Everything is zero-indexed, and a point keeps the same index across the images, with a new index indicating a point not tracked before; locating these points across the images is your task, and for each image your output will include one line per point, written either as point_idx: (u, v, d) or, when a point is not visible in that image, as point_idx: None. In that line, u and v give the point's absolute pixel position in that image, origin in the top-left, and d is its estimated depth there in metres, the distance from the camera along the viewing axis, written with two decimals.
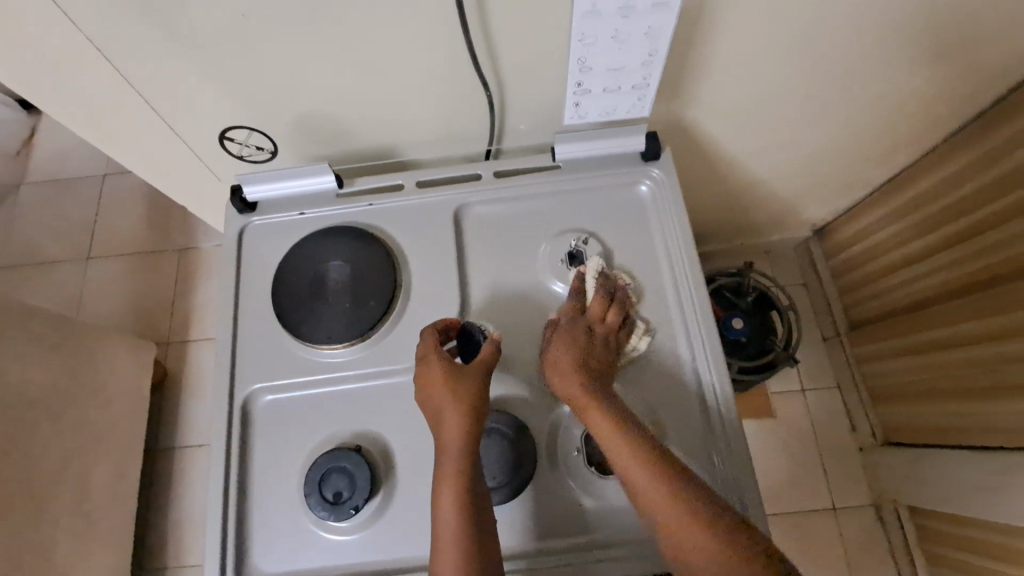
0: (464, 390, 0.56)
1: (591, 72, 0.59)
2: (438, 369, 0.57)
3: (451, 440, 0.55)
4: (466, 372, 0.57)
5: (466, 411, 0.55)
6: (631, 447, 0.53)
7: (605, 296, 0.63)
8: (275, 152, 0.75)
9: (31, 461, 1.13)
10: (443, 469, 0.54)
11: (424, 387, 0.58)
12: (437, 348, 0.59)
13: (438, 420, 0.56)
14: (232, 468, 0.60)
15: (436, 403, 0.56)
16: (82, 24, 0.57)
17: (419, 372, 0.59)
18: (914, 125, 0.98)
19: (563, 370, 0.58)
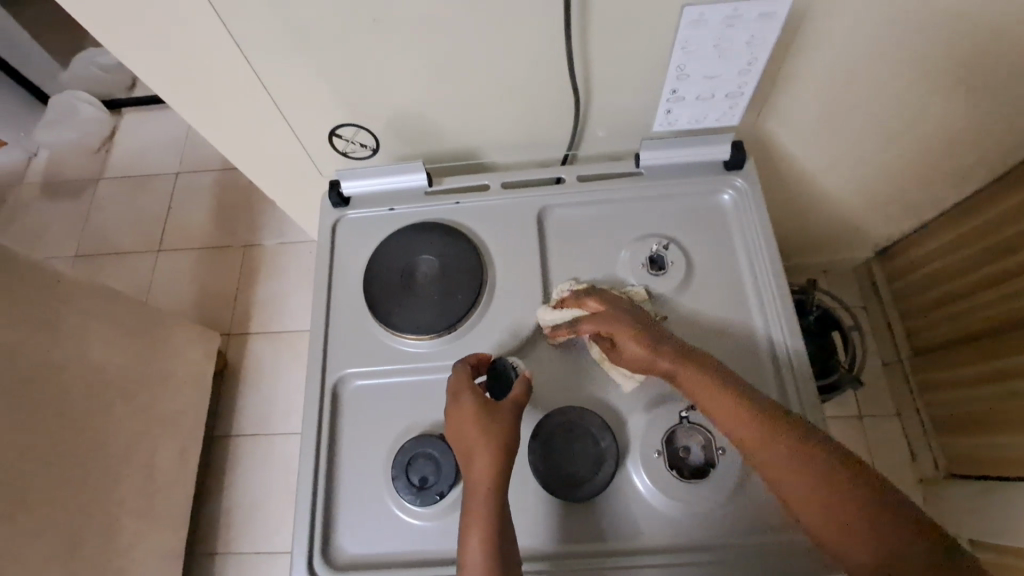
0: (494, 427, 0.56)
1: (688, 79, 0.65)
2: (471, 404, 0.57)
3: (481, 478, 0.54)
4: (496, 410, 0.57)
5: (496, 448, 0.54)
6: (700, 374, 0.56)
7: (594, 294, 0.63)
8: (377, 149, 0.79)
9: (106, 437, 1.20)
10: (472, 504, 0.53)
11: (454, 422, 0.57)
12: (470, 383, 0.59)
13: (469, 456, 0.55)
14: (321, 448, 0.62)
15: (467, 438, 0.56)
16: (232, 26, 0.62)
17: (450, 406, 0.59)
18: (998, 145, 0.95)
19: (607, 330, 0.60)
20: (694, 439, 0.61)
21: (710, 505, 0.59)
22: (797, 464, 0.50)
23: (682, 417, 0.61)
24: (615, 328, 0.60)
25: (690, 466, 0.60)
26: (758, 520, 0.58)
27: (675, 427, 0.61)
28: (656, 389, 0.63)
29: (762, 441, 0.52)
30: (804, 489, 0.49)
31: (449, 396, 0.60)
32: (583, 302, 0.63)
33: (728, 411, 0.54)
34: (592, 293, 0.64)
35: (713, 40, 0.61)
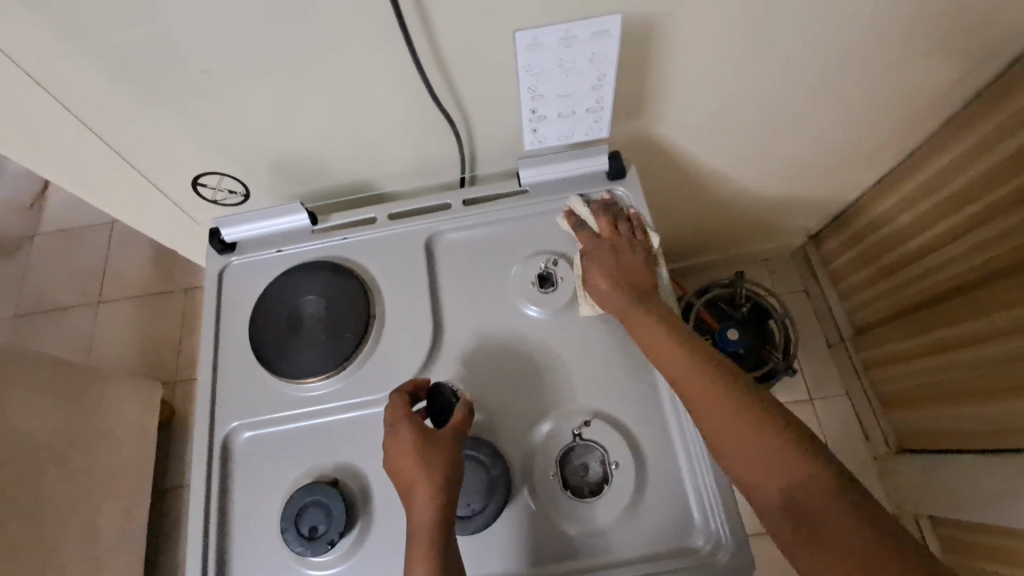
0: (433, 458, 0.55)
1: (543, 99, 0.64)
2: (409, 438, 0.56)
3: (421, 513, 0.53)
4: (435, 439, 0.56)
5: (432, 480, 0.54)
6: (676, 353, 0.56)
7: (609, 216, 0.67)
8: (247, 195, 0.78)
9: (40, 504, 1.15)
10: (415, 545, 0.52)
11: (393, 457, 0.56)
12: (408, 415, 0.58)
13: (411, 489, 0.54)
14: (212, 506, 0.61)
15: (407, 472, 0.55)
16: (51, 88, 0.61)
17: (385, 439, 0.58)
18: (893, 126, 0.97)
19: (601, 279, 0.63)
20: (593, 455, 0.60)
21: (609, 522, 0.58)
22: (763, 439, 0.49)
23: (576, 435, 0.61)
24: (606, 264, 0.64)
25: (589, 484, 0.59)
26: (659, 532, 0.58)
27: (571, 445, 0.60)
28: (554, 408, 0.62)
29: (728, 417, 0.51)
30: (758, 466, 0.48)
31: (387, 430, 0.58)
32: (597, 216, 0.67)
33: (698, 386, 0.54)
34: (609, 213, 0.68)
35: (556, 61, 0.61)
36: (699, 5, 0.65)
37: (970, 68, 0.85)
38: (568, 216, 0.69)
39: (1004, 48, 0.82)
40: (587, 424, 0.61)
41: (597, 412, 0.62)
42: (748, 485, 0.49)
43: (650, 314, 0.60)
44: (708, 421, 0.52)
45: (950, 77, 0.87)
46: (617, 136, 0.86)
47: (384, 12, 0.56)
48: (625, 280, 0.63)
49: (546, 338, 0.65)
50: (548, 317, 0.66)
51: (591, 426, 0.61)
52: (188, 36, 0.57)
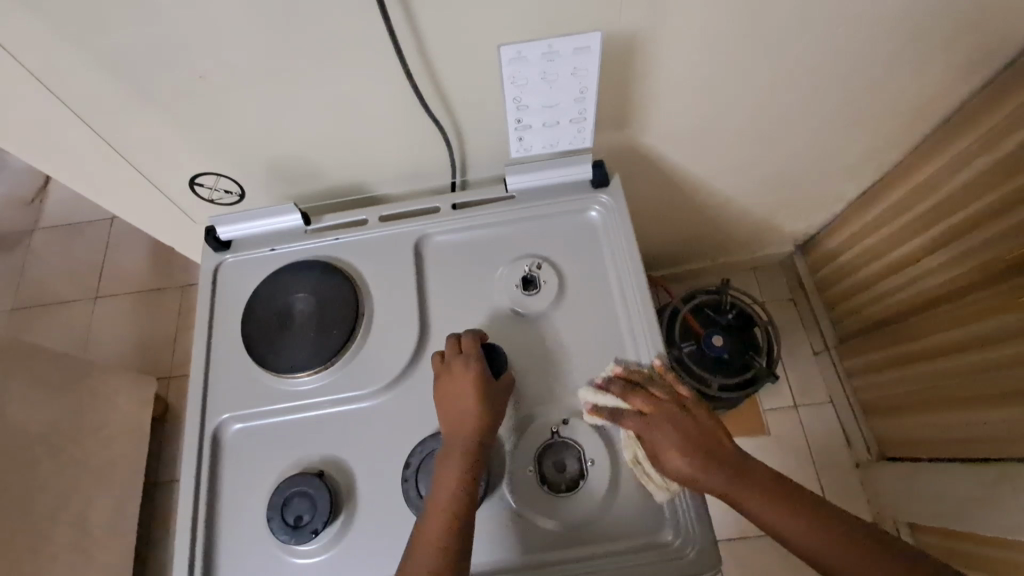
0: (485, 406, 0.60)
1: (528, 109, 0.66)
2: (471, 376, 0.61)
3: (459, 452, 0.58)
4: (492, 390, 0.61)
5: (476, 428, 0.59)
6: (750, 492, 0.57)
7: (637, 390, 0.62)
8: (243, 194, 0.81)
9: (32, 494, 1.17)
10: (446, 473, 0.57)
11: (451, 390, 0.61)
12: (472, 355, 0.62)
13: (457, 426, 0.59)
14: (201, 495, 0.63)
15: (461, 409, 0.60)
16: (54, 88, 0.63)
17: (445, 370, 0.62)
18: (873, 139, 1.00)
19: (664, 454, 0.58)
20: (570, 452, 0.62)
21: (584, 516, 0.60)
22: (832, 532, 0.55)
23: (554, 432, 0.63)
24: (662, 434, 0.59)
25: (566, 480, 0.62)
26: (632, 528, 0.60)
27: (549, 441, 0.63)
28: (532, 407, 0.65)
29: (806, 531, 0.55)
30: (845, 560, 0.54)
31: (448, 365, 0.63)
32: (626, 397, 0.61)
33: (774, 516, 0.56)
34: (634, 386, 0.62)
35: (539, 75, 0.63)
36: (680, 20, 0.68)
37: (945, 85, 0.88)
38: (590, 407, 0.62)
39: (977, 67, 0.85)
40: (565, 422, 0.63)
41: (575, 412, 0.64)
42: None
43: (711, 472, 0.58)
44: (792, 539, 0.56)
45: (927, 93, 0.90)
46: (606, 144, 0.88)
47: (375, 21, 0.59)
48: (682, 441, 0.59)
49: (527, 340, 0.68)
50: (531, 319, 0.68)
51: (569, 424, 0.63)
52: (188, 41, 0.59)
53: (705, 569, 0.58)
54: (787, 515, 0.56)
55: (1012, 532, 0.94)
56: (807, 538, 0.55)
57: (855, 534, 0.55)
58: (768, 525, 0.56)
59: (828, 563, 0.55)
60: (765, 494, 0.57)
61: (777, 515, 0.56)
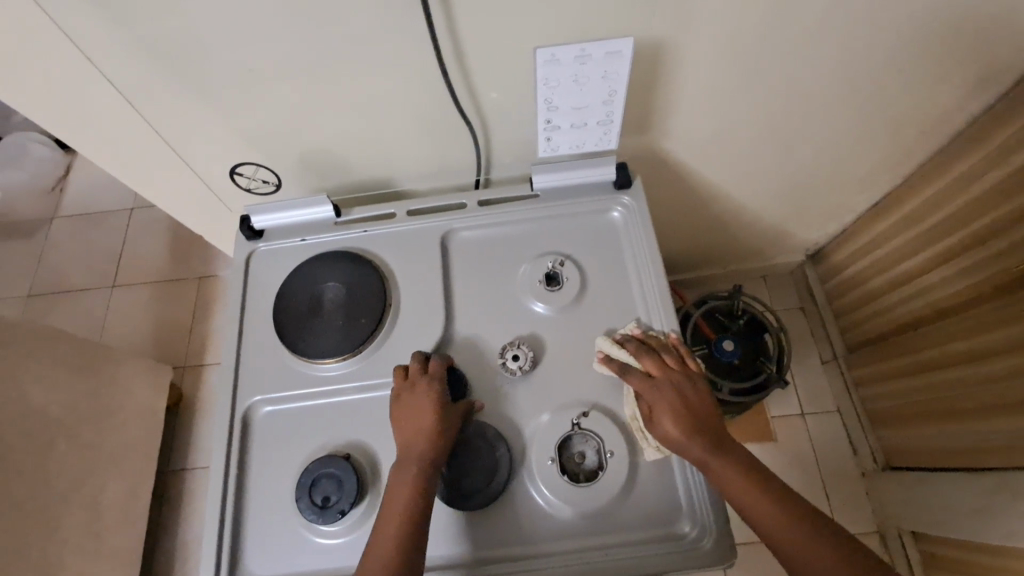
0: (434, 433, 0.61)
1: (558, 110, 0.69)
2: (425, 402, 0.62)
3: (407, 477, 0.59)
4: (444, 416, 0.62)
5: (425, 455, 0.60)
6: (732, 469, 0.59)
7: (651, 352, 0.65)
8: (279, 185, 0.83)
9: (49, 476, 1.19)
10: (393, 498, 0.58)
11: (408, 410, 0.63)
12: (430, 380, 0.64)
13: (407, 450, 0.61)
14: (231, 473, 0.66)
15: (411, 434, 0.61)
16: (110, 76, 0.66)
17: (404, 391, 0.64)
18: (887, 150, 1.02)
19: (661, 414, 0.61)
20: (589, 443, 0.64)
21: (603, 506, 0.62)
22: (797, 526, 0.56)
23: (574, 423, 0.65)
24: (663, 398, 0.62)
25: (584, 471, 0.63)
26: (648, 519, 0.62)
27: (569, 433, 0.64)
28: (553, 401, 0.66)
29: (772, 514, 0.57)
30: (803, 553, 0.55)
31: (406, 388, 0.64)
32: (638, 356, 0.65)
33: (748, 495, 0.58)
34: (649, 349, 0.65)
35: (571, 77, 0.66)
36: (706, 29, 0.70)
37: (960, 99, 0.90)
38: (602, 359, 0.66)
39: (992, 83, 0.87)
40: (585, 414, 0.65)
41: (596, 405, 0.66)
42: (799, 569, 0.55)
43: (703, 440, 0.60)
44: (758, 516, 0.58)
45: (942, 107, 0.91)
46: (627, 148, 0.90)
47: (414, 21, 0.61)
48: (682, 407, 0.62)
49: (548, 334, 0.69)
50: (552, 315, 0.70)
51: (589, 416, 0.65)
52: (235, 35, 0.62)
53: (719, 560, 0.59)
54: (761, 500, 0.58)
55: (1016, 542, 0.95)
56: (770, 520, 0.57)
57: (821, 532, 0.56)
58: (738, 500, 0.59)
59: (788, 551, 0.56)
60: (746, 474, 0.59)
61: (752, 496, 0.58)
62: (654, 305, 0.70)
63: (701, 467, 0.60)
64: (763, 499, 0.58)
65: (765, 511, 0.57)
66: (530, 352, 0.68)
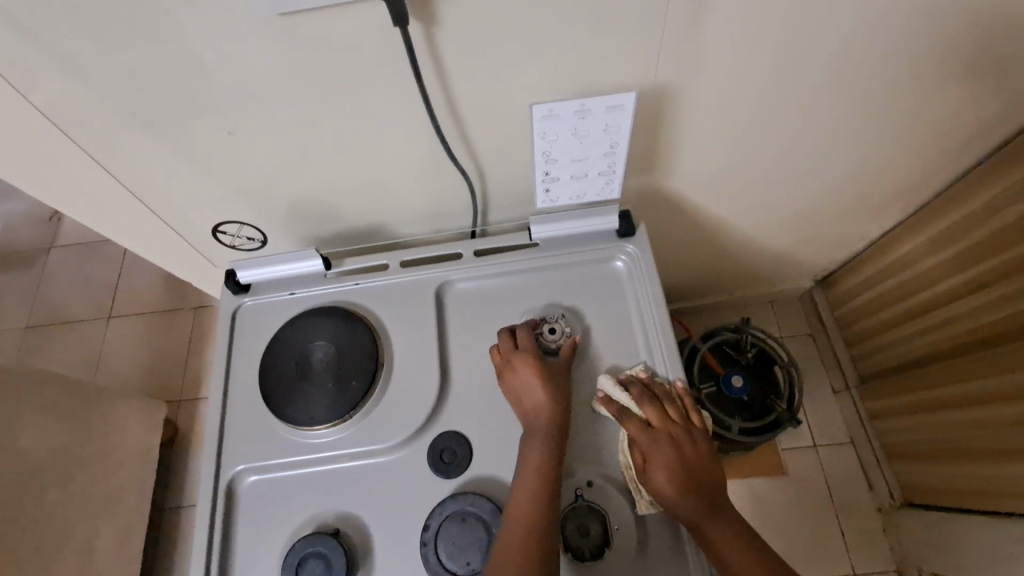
0: (555, 401, 0.61)
1: (557, 162, 0.66)
2: (532, 362, 0.62)
3: (539, 436, 0.59)
4: (558, 384, 0.62)
5: (550, 424, 0.60)
6: (724, 535, 0.55)
7: (653, 400, 0.61)
8: (265, 241, 0.81)
9: (42, 523, 1.15)
10: (528, 457, 0.58)
11: (517, 373, 0.63)
12: (530, 340, 0.64)
13: (533, 416, 0.61)
14: (213, 551, 0.62)
15: (532, 400, 0.61)
16: (77, 139, 0.64)
17: (510, 355, 0.64)
18: (901, 182, 0.98)
19: (655, 467, 0.58)
20: (594, 516, 0.60)
21: None
22: None
23: (577, 494, 0.61)
24: (662, 453, 0.58)
25: (590, 546, 0.59)
26: None
27: (572, 504, 0.60)
28: None
29: None
30: None
31: (509, 353, 0.64)
32: (640, 402, 0.61)
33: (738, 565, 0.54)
34: (652, 396, 0.61)
35: (570, 130, 0.63)
36: (710, 73, 0.67)
37: (974, 131, 0.87)
38: (602, 399, 0.63)
39: (1007, 116, 0.84)
40: (589, 484, 0.61)
41: (601, 473, 0.62)
42: None
43: (697, 500, 0.56)
44: None
45: (955, 139, 0.89)
46: (629, 188, 0.88)
47: (404, 77, 0.59)
48: (680, 464, 0.57)
49: None
50: None
51: (593, 486, 0.61)
52: (218, 90, 0.59)
53: None
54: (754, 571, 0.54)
55: None
56: None
57: None
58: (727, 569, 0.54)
59: None
60: (739, 540, 0.55)
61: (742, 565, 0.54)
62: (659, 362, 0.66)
63: (694, 529, 0.56)
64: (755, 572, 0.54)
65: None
66: (565, 329, 0.67)
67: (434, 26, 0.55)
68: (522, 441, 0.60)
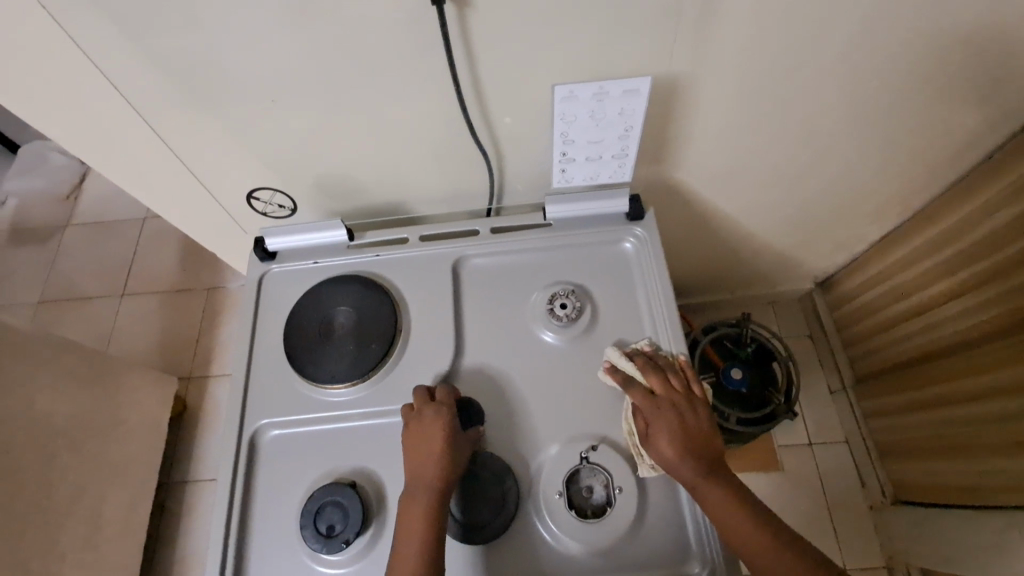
0: (445, 476, 0.60)
1: (574, 143, 0.71)
2: (439, 431, 0.62)
3: (419, 508, 0.59)
4: (456, 463, 0.61)
5: (433, 502, 0.59)
6: (722, 494, 0.59)
7: (657, 370, 0.64)
8: (294, 209, 0.85)
9: (53, 486, 1.19)
10: (406, 529, 0.58)
11: (419, 437, 0.62)
12: (444, 409, 0.63)
13: (419, 483, 0.60)
14: (235, 499, 0.65)
15: (424, 468, 0.61)
16: (126, 101, 0.68)
17: (419, 416, 0.64)
18: (903, 183, 1.02)
19: (657, 432, 0.61)
20: (597, 478, 0.63)
21: (612, 542, 0.61)
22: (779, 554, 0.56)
23: (583, 457, 0.64)
24: (664, 420, 0.62)
25: (592, 506, 0.62)
26: (657, 557, 0.61)
27: (578, 466, 0.64)
28: (562, 430, 0.66)
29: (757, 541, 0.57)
30: None
31: (419, 414, 0.64)
32: (644, 371, 0.64)
33: (734, 522, 0.58)
34: (656, 366, 0.65)
35: (587, 112, 0.68)
36: (720, 67, 0.71)
37: (973, 135, 0.91)
38: (607, 370, 0.66)
39: (1004, 121, 0.87)
40: (594, 448, 0.64)
41: (605, 438, 0.65)
42: None
43: (696, 463, 0.60)
44: (744, 540, 0.57)
45: (954, 142, 0.92)
46: (639, 177, 0.91)
47: (434, 57, 0.63)
48: (681, 430, 0.61)
49: (557, 364, 0.69)
50: (562, 344, 0.70)
51: (597, 450, 0.64)
52: (256, 64, 0.63)
53: None
54: (749, 528, 0.57)
55: None
56: (752, 545, 0.57)
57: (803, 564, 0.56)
58: (724, 527, 0.58)
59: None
60: (736, 500, 0.59)
61: (738, 522, 0.58)
62: (664, 338, 0.69)
63: (693, 490, 0.60)
64: (750, 530, 0.57)
65: (750, 539, 0.57)
66: (576, 305, 0.70)
67: (463, 8, 0.58)
68: (404, 505, 0.60)
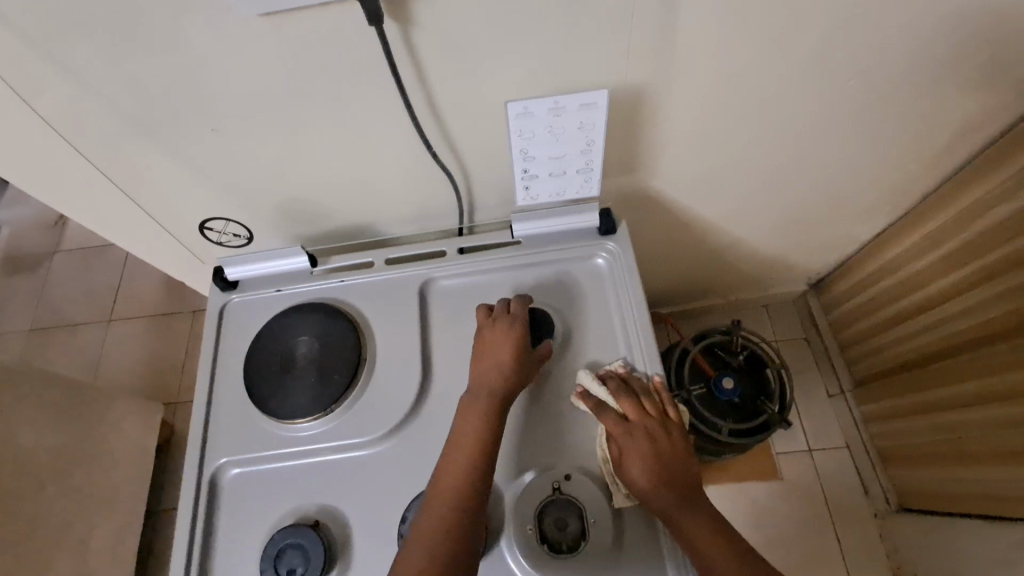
0: (511, 383, 0.61)
1: (535, 160, 0.68)
2: (509, 342, 0.63)
3: (480, 413, 0.60)
4: (523, 373, 0.63)
5: (493, 403, 0.60)
6: (698, 525, 0.56)
7: (630, 394, 0.62)
8: (250, 237, 0.83)
9: (38, 521, 1.16)
10: (468, 429, 0.59)
11: (490, 346, 0.64)
12: (515, 320, 0.65)
13: (481, 390, 0.61)
14: (195, 545, 0.62)
15: (491, 373, 0.62)
16: (74, 133, 0.65)
17: (489, 327, 0.65)
18: (891, 181, 0.99)
19: (630, 460, 0.58)
20: (570, 510, 0.60)
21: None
22: None
23: (555, 488, 0.61)
24: (637, 447, 0.59)
25: (567, 539, 0.59)
26: None
27: (550, 498, 0.60)
28: (534, 458, 0.63)
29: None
30: None
31: (490, 324, 0.65)
32: (617, 396, 0.62)
33: (711, 555, 0.55)
34: (630, 390, 0.62)
35: (545, 128, 0.66)
36: (689, 73, 0.68)
37: (960, 130, 0.88)
38: (579, 395, 0.63)
39: (992, 115, 0.85)
40: (567, 477, 0.61)
41: (579, 466, 0.62)
42: None
43: (670, 492, 0.57)
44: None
45: (941, 138, 0.89)
46: (614, 188, 0.89)
47: (386, 76, 0.61)
48: (655, 458, 0.58)
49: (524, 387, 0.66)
50: None
51: (570, 480, 0.61)
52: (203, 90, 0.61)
53: None
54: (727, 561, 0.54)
55: None
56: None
57: None
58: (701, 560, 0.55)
59: None
60: (713, 531, 0.56)
61: (715, 554, 0.55)
62: (637, 359, 0.66)
63: (669, 521, 0.57)
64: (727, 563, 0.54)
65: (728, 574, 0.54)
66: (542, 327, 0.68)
67: (410, 25, 0.56)
68: (467, 408, 0.61)
